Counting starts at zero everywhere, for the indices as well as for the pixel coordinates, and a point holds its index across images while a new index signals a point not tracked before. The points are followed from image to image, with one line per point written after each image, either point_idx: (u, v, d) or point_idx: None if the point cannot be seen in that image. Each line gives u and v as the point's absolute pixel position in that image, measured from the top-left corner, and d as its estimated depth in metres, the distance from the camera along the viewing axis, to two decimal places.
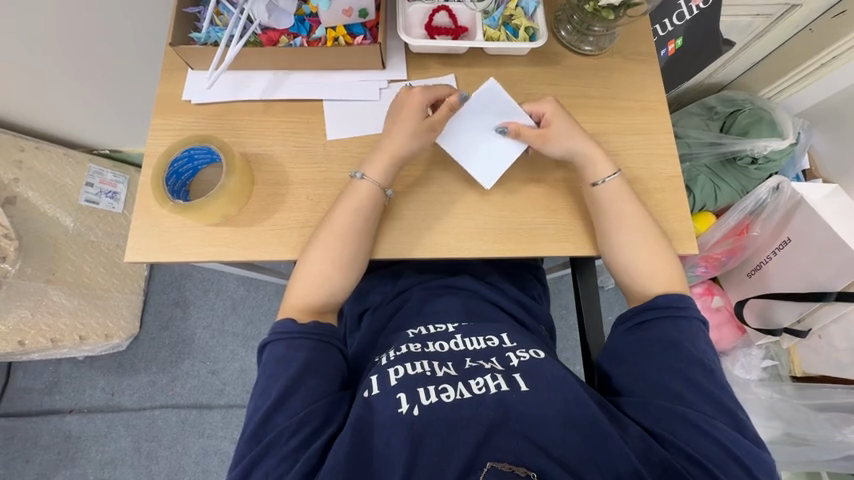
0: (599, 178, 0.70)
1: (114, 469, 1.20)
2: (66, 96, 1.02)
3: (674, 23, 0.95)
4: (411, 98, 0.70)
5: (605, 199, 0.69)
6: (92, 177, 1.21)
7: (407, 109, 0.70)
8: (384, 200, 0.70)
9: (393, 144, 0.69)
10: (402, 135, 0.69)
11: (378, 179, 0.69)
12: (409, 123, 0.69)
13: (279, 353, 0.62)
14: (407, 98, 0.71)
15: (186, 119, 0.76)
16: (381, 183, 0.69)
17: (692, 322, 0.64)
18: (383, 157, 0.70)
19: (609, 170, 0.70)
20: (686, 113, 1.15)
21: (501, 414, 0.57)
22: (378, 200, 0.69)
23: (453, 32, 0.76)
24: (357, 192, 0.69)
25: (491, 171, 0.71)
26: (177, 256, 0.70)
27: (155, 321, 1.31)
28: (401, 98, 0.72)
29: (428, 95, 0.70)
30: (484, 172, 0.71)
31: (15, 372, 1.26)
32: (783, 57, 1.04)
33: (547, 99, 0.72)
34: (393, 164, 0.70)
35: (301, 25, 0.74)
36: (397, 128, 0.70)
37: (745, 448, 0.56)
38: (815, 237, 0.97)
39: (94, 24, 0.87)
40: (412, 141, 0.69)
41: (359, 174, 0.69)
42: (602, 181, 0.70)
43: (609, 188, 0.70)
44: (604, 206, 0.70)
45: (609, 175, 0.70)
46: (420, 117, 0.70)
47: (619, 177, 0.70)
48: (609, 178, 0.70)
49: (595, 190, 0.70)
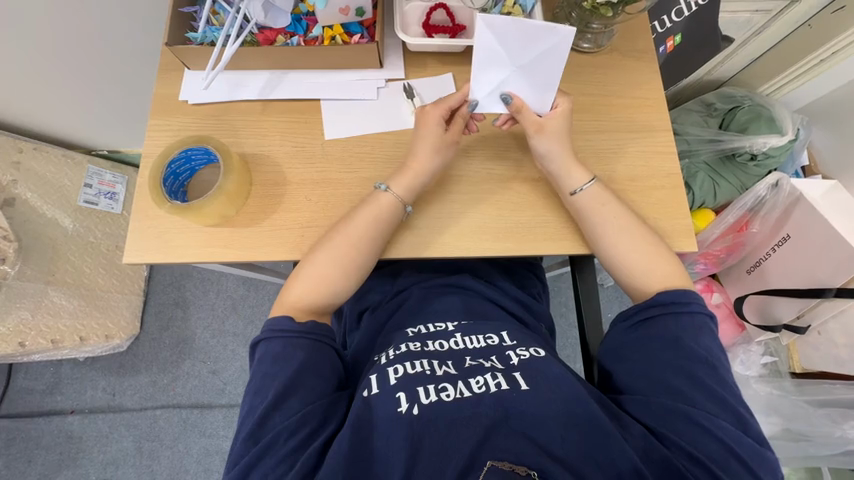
0: (575, 187, 0.69)
1: (116, 469, 1.21)
2: (58, 97, 1.02)
3: (673, 19, 0.96)
4: (429, 114, 0.70)
5: (584, 210, 0.69)
6: (91, 178, 1.22)
7: (425, 127, 0.70)
8: (403, 215, 0.70)
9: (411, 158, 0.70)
10: (426, 149, 0.70)
11: (400, 193, 0.69)
12: (430, 142, 0.70)
13: (276, 351, 0.62)
14: (423, 117, 0.71)
15: (183, 119, 0.76)
16: (402, 198, 0.69)
17: (694, 318, 0.64)
18: (406, 173, 0.70)
19: (585, 178, 0.70)
20: (686, 110, 1.14)
21: (501, 413, 0.57)
22: (398, 214, 0.69)
23: (451, 30, 0.76)
24: (377, 203, 0.69)
25: (488, 105, 0.66)
26: (176, 257, 0.70)
27: (155, 321, 1.31)
28: (417, 117, 0.72)
29: (444, 110, 0.70)
30: (481, 98, 0.66)
31: (16, 373, 1.26)
32: (781, 53, 1.03)
33: (563, 96, 0.70)
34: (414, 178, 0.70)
35: (298, 25, 0.74)
36: (420, 145, 0.70)
37: (745, 446, 0.56)
38: (815, 234, 0.97)
39: (91, 25, 0.87)
40: (435, 156, 0.70)
41: (383, 186, 0.69)
42: (579, 189, 0.69)
43: (586, 197, 0.69)
44: (588, 213, 0.69)
45: (585, 184, 0.69)
46: (440, 132, 0.70)
47: (595, 184, 0.70)
48: (585, 186, 0.69)
49: (574, 200, 0.70)
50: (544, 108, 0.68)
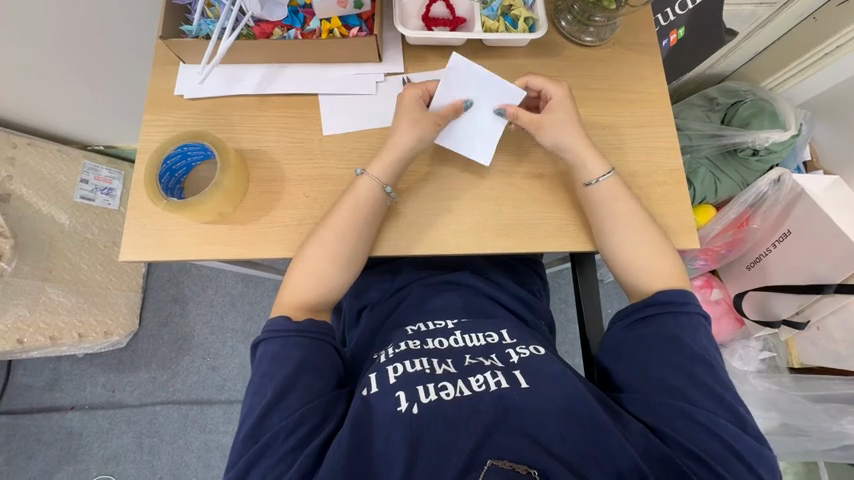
0: (591, 178, 0.69)
1: (116, 465, 1.21)
2: (55, 90, 1.00)
3: (676, 12, 0.96)
4: (406, 95, 0.70)
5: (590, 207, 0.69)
6: (87, 174, 1.20)
7: (404, 104, 0.70)
8: (385, 199, 0.70)
9: (394, 139, 0.69)
10: (402, 128, 0.69)
11: (379, 176, 0.69)
12: (408, 119, 0.69)
13: (273, 351, 0.62)
14: (402, 96, 0.70)
15: (179, 115, 0.75)
16: (382, 180, 0.69)
17: (692, 317, 0.64)
18: (385, 155, 0.70)
19: (603, 169, 0.70)
20: (686, 105, 1.13)
21: (501, 412, 0.57)
22: (381, 201, 0.69)
23: (451, 23, 0.75)
24: (370, 197, 0.68)
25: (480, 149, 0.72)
26: (172, 255, 0.70)
27: (154, 318, 1.31)
28: (396, 102, 0.71)
29: (423, 90, 0.71)
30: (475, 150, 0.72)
31: (15, 369, 1.26)
32: (788, 45, 1.01)
33: (560, 84, 0.71)
34: (392, 159, 0.69)
35: (295, 17, 0.73)
36: (397, 124, 0.69)
37: (746, 444, 0.57)
38: (814, 228, 0.97)
39: (82, 19, 0.86)
40: (421, 141, 0.69)
41: (361, 172, 0.70)
42: (595, 181, 0.69)
43: (601, 189, 0.69)
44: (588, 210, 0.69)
45: (603, 175, 0.69)
46: (419, 110, 0.69)
47: (612, 176, 0.70)
48: (603, 178, 0.69)
49: (588, 191, 0.70)
50: (519, 98, 0.70)
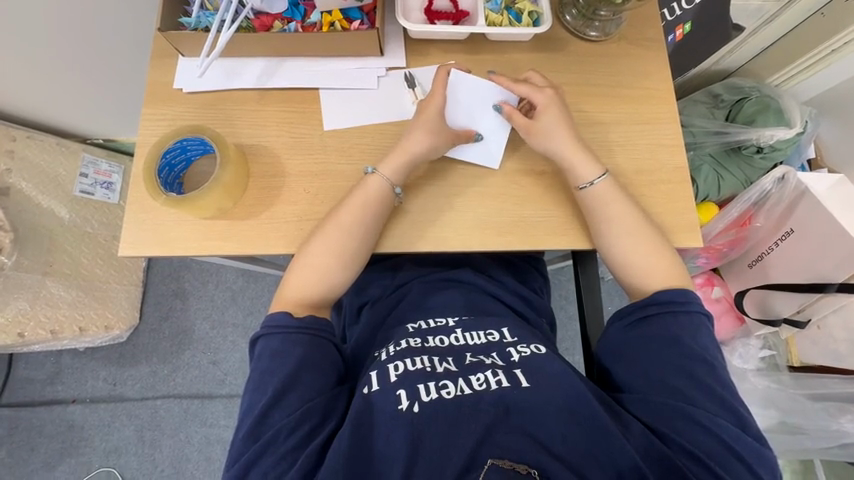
0: (585, 181, 0.69)
1: (118, 457, 1.22)
2: (56, 85, 1.00)
3: (683, 6, 0.97)
4: (428, 105, 0.70)
5: (592, 206, 0.69)
6: (87, 167, 1.19)
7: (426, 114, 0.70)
8: (393, 199, 0.69)
9: (408, 140, 0.69)
10: (418, 132, 0.69)
11: (389, 175, 0.68)
12: (428, 124, 0.69)
13: (274, 347, 0.62)
14: (426, 105, 0.71)
15: (176, 109, 0.74)
16: (392, 180, 0.68)
17: (693, 317, 0.64)
18: (395, 155, 0.69)
19: (598, 172, 0.69)
20: (691, 101, 1.12)
21: (502, 411, 0.57)
22: (388, 199, 0.69)
23: (453, 16, 0.74)
24: (372, 194, 0.68)
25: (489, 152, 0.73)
26: (171, 251, 0.69)
27: (155, 311, 1.31)
28: (418, 107, 0.71)
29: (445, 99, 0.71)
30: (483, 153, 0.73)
31: (16, 363, 1.27)
32: (794, 41, 1.00)
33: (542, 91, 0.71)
34: (404, 160, 0.69)
35: (296, 10, 0.72)
36: (416, 125, 0.69)
37: (746, 445, 0.57)
38: (817, 227, 0.96)
39: (81, 12, 0.85)
40: (427, 141, 0.69)
41: (371, 169, 0.69)
42: (589, 184, 0.69)
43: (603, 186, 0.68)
44: (591, 209, 0.69)
45: (597, 177, 0.69)
46: (439, 121, 0.70)
47: (607, 179, 0.69)
48: (597, 180, 0.69)
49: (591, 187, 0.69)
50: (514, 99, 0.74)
